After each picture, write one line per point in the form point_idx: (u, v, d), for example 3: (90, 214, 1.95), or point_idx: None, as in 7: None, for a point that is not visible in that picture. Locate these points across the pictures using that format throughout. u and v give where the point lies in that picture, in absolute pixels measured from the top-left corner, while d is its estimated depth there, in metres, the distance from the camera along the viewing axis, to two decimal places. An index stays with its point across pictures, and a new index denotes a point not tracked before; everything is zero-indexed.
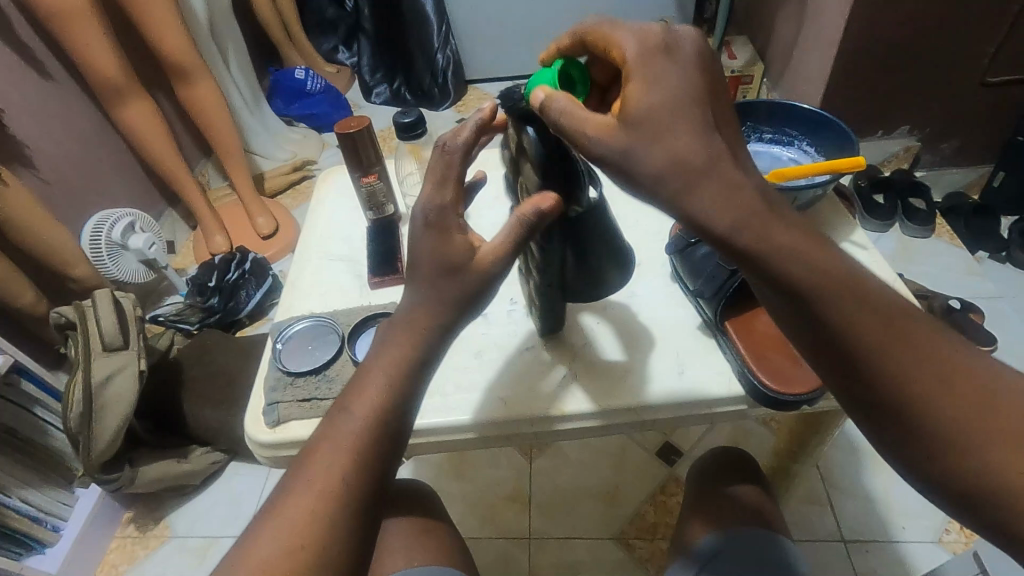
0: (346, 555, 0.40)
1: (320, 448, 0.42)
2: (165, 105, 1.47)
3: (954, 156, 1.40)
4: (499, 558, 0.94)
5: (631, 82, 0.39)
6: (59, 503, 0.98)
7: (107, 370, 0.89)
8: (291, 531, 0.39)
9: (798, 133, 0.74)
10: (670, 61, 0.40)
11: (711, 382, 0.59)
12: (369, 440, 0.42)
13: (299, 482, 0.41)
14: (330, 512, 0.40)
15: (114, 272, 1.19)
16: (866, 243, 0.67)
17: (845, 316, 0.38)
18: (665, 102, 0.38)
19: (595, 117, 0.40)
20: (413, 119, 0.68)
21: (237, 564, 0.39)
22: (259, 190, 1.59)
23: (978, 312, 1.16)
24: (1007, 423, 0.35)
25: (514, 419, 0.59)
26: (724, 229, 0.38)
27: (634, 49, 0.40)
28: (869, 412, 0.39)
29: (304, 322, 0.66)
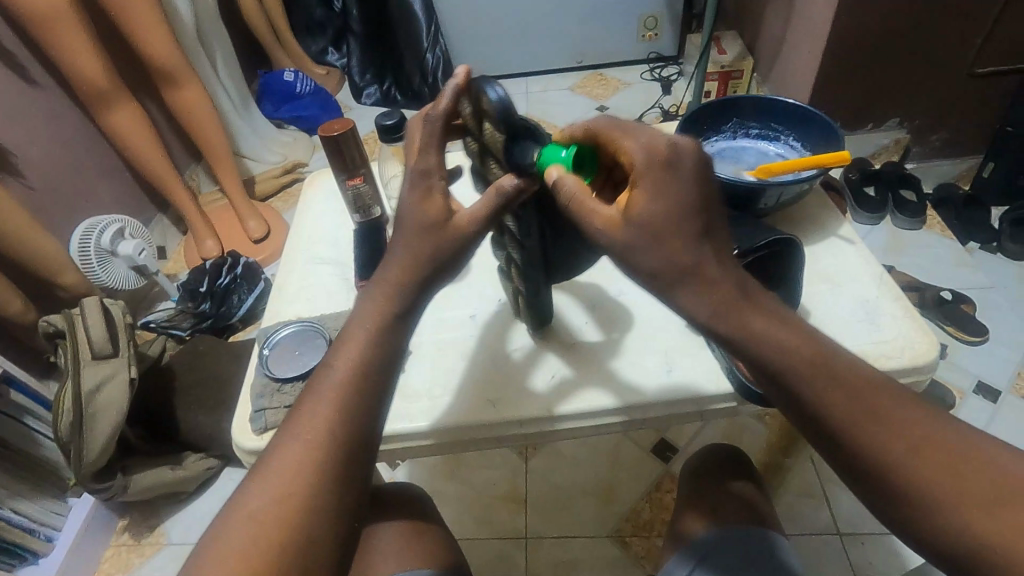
0: (328, 503, 0.39)
1: (307, 404, 0.41)
2: (154, 110, 1.47)
3: (943, 148, 1.41)
4: (496, 559, 0.94)
5: (636, 188, 0.39)
6: (52, 513, 0.97)
7: (97, 378, 0.88)
8: (278, 489, 0.38)
9: (785, 128, 0.74)
10: (674, 174, 0.39)
11: (692, 377, 0.59)
12: (351, 392, 0.41)
13: (287, 434, 0.40)
14: (319, 466, 0.39)
15: (104, 279, 1.18)
16: (855, 237, 0.66)
17: (819, 397, 0.39)
18: (656, 207, 0.39)
19: (601, 213, 0.41)
20: (395, 122, 0.67)
21: (226, 519, 0.38)
22: (249, 194, 1.59)
23: (970, 303, 1.17)
24: (978, 491, 0.36)
25: (500, 423, 0.59)
26: (705, 318, 0.41)
27: (642, 153, 0.39)
28: (857, 483, 0.39)
29: (291, 327, 0.65)
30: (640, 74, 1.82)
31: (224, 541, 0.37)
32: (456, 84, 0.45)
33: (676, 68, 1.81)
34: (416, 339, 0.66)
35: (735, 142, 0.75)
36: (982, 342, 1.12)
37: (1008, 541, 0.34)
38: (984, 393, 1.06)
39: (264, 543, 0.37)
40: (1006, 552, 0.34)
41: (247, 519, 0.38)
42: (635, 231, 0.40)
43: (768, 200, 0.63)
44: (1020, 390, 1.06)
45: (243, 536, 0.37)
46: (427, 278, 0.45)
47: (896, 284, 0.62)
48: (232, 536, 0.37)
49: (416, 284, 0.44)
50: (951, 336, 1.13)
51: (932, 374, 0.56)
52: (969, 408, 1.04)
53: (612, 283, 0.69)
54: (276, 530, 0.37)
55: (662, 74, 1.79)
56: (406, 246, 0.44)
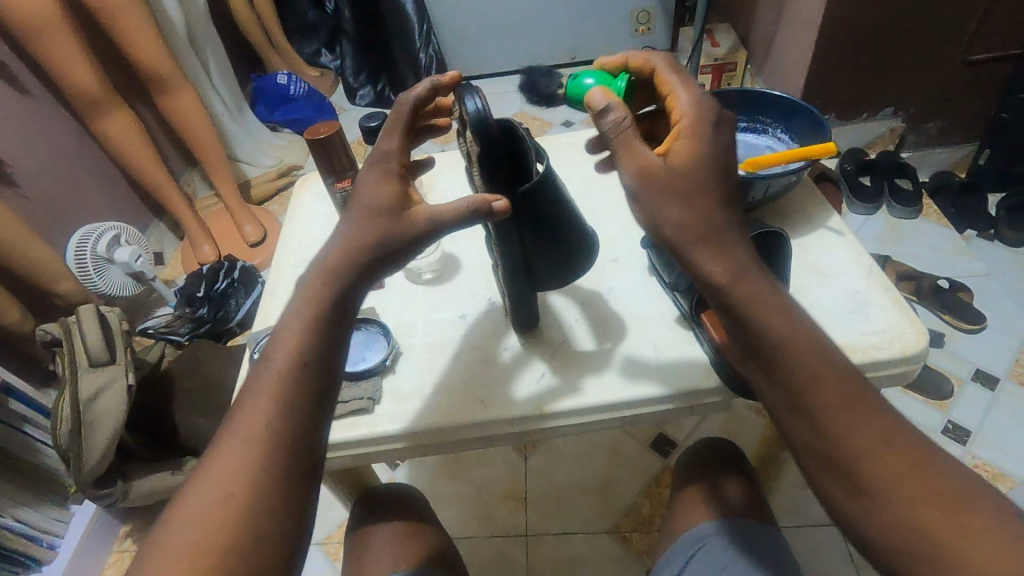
0: (266, 506, 0.37)
1: (248, 400, 0.40)
2: (148, 117, 1.47)
3: (938, 135, 1.41)
4: (497, 557, 0.94)
5: (681, 131, 0.44)
6: (54, 520, 0.98)
7: (95, 386, 0.88)
8: (219, 494, 0.37)
9: (772, 121, 0.74)
10: (713, 131, 0.44)
11: (671, 374, 0.59)
12: (290, 385, 0.40)
13: (227, 434, 0.39)
14: (264, 468, 0.38)
15: (102, 287, 1.18)
16: (845, 229, 0.66)
17: (807, 378, 0.40)
18: (689, 154, 0.43)
19: (637, 149, 0.43)
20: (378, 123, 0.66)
21: (167, 521, 0.37)
22: (246, 198, 1.59)
23: (967, 291, 1.17)
24: (926, 479, 0.37)
25: (479, 422, 0.59)
26: (723, 280, 0.43)
27: (690, 111, 0.45)
28: (824, 472, 0.39)
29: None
30: None
31: (165, 546, 0.35)
32: (435, 83, 0.50)
33: None
34: (407, 341, 0.66)
35: None
36: (981, 330, 1.12)
37: (956, 538, 0.35)
38: (982, 381, 1.06)
39: (203, 545, 0.35)
40: (949, 547, 0.35)
41: (186, 526, 0.36)
42: (669, 169, 0.43)
43: (756, 193, 0.63)
44: (1018, 376, 1.06)
45: (186, 541, 0.35)
46: (375, 262, 0.44)
47: (885, 274, 0.62)
48: (172, 541, 0.36)
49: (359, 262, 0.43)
50: (949, 324, 1.13)
51: (922, 363, 0.56)
52: (967, 397, 1.04)
53: (600, 281, 0.69)
54: (217, 531, 0.36)
55: None
56: (353, 227, 0.44)
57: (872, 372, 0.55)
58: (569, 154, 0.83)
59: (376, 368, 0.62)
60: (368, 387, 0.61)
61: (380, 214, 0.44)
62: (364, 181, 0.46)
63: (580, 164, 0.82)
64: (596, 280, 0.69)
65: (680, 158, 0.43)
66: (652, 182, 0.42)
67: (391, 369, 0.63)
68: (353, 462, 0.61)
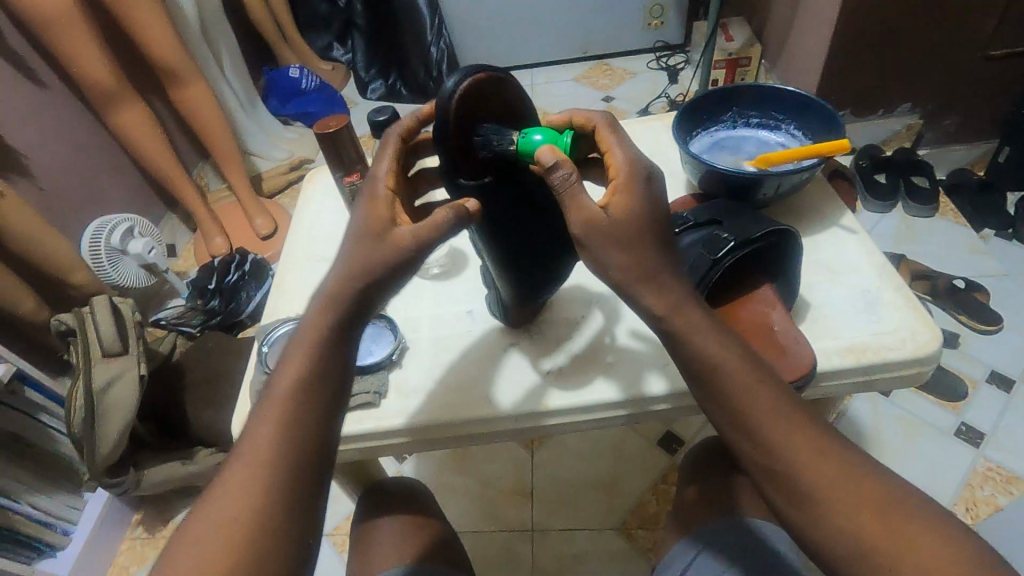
0: (277, 529, 0.37)
1: (253, 424, 0.40)
2: (161, 110, 1.48)
3: (956, 132, 1.38)
4: (502, 550, 0.94)
5: (620, 189, 0.42)
6: (68, 507, 0.99)
7: (107, 376, 0.89)
8: (224, 526, 0.37)
9: (786, 116, 0.73)
10: (647, 189, 0.43)
11: (630, 382, 0.59)
12: (297, 409, 0.40)
13: (235, 457, 0.39)
14: (267, 502, 0.37)
15: (114, 277, 1.19)
16: (857, 227, 0.65)
17: (741, 396, 0.41)
18: (629, 207, 0.42)
19: (582, 203, 0.42)
20: (386, 117, 0.64)
21: (178, 543, 0.37)
22: (257, 190, 1.60)
23: (983, 291, 1.15)
24: (861, 493, 0.38)
25: (477, 419, 0.59)
26: (659, 310, 0.42)
27: (625, 167, 0.43)
28: (767, 485, 0.40)
29: (289, 323, 0.65)
30: (645, 63, 1.81)
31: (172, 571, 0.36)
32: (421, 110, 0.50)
33: (682, 57, 1.79)
34: (413, 336, 0.66)
35: (734, 132, 0.74)
36: (997, 330, 1.10)
37: (886, 542, 0.36)
38: (997, 382, 1.04)
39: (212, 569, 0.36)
40: (883, 554, 0.36)
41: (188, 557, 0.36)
42: (610, 229, 0.42)
43: (767, 190, 0.62)
44: None
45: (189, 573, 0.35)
46: (380, 283, 0.42)
47: (898, 273, 0.61)
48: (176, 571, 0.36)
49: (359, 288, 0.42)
50: (963, 324, 1.11)
51: (934, 365, 0.55)
52: (981, 399, 1.02)
53: None
54: (225, 555, 0.36)
55: (669, 63, 1.78)
56: (354, 248, 0.43)
57: (883, 373, 0.55)
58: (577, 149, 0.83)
59: (382, 363, 0.62)
60: (375, 381, 0.61)
61: (373, 236, 0.42)
62: (356, 210, 0.45)
63: None
64: (596, 278, 0.68)
65: (621, 213, 0.42)
66: (596, 235, 0.42)
67: (398, 363, 0.64)
68: (360, 455, 0.61)
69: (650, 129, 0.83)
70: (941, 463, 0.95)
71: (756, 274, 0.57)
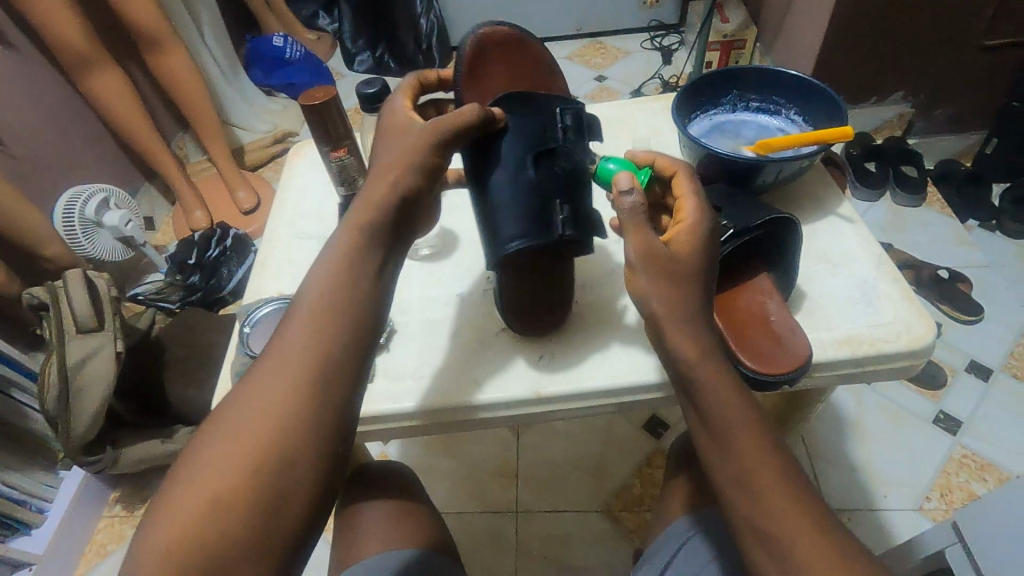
0: (301, 449, 0.38)
1: (284, 341, 0.40)
2: (140, 78, 1.42)
3: (946, 122, 1.38)
4: (487, 530, 0.95)
5: (682, 234, 0.47)
6: (43, 485, 0.97)
7: (82, 352, 0.86)
8: (244, 432, 0.37)
9: (787, 101, 0.72)
10: (706, 243, 0.48)
11: (620, 371, 0.58)
12: (328, 331, 0.40)
13: (265, 367, 0.40)
14: (291, 417, 0.38)
15: (88, 250, 1.16)
16: (854, 217, 0.64)
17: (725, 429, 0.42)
18: (687, 248, 0.47)
19: (644, 234, 0.46)
20: (377, 90, 0.60)
21: (202, 442, 0.38)
22: (239, 164, 1.55)
23: (966, 282, 1.16)
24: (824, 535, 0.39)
25: (446, 409, 0.58)
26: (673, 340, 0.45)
27: (692, 217, 0.48)
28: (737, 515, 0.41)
29: (271, 304, 0.61)
30: (639, 43, 1.78)
31: (195, 468, 0.37)
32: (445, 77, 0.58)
33: (677, 38, 1.77)
34: (402, 318, 0.65)
35: (734, 116, 0.73)
36: (976, 320, 1.11)
37: None
38: (976, 372, 1.06)
39: (231, 474, 0.36)
40: None
41: (215, 453, 0.37)
42: (652, 268, 0.46)
43: (766, 176, 0.61)
44: (1012, 368, 1.06)
45: (213, 469, 0.36)
46: (396, 223, 0.45)
47: (894, 265, 0.60)
48: (200, 465, 0.37)
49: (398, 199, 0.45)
50: (945, 314, 1.13)
51: (927, 357, 0.55)
52: (960, 387, 1.04)
53: (606, 261, 0.67)
54: (247, 460, 0.36)
55: (663, 44, 1.75)
56: (378, 178, 0.46)
57: (877, 365, 0.54)
58: None
59: None
60: None
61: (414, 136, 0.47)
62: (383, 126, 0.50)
63: None
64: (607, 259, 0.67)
65: (679, 251, 0.47)
66: (649, 265, 0.46)
67: (386, 347, 0.62)
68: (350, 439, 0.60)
69: (646, 111, 0.82)
70: (920, 451, 0.97)
71: (754, 259, 0.56)
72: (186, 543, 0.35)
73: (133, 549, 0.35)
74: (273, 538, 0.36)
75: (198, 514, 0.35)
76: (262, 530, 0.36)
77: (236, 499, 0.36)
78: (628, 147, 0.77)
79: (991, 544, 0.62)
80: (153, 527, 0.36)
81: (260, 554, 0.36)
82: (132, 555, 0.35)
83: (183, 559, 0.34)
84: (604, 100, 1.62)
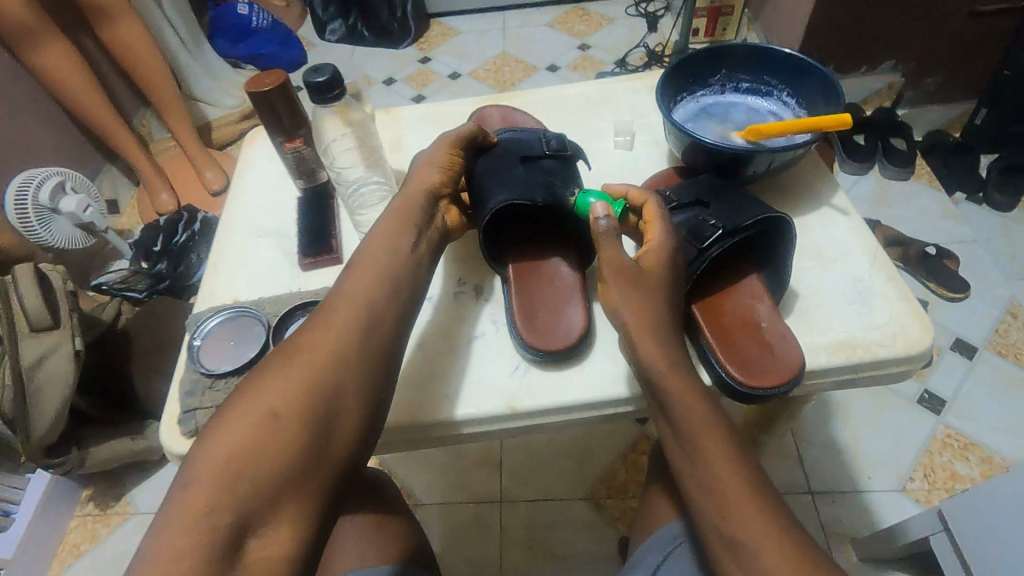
0: (346, 404, 0.44)
1: (334, 313, 0.48)
2: (93, 51, 1.33)
3: (936, 92, 1.35)
4: (471, 521, 0.93)
5: (649, 253, 0.50)
6: (8, 487, 0.94)
7: (38, 351, 0.82)
8: (297, 380, 0.43)
9: (778, 82, 0.68)
10: (672, 259, 0.50)
11: (600, 382, 0.54)
12: (374, 310, 0.49)
13: (314, 332, 0.47)
14: (340, 374, 0.45)
15: (47, 238, 1.08)
16: (849, 208, 0.62)
17: (697, 436, 0.44)
18: (656, 263, 0.50)
19: (613, 252, 0.50)
20: (327, 78, 0.53)
21: (253, 388, 0.43)
22: (206, 142, 1.47)
23: (954, 258, 1.15)
24: (792, 542, 0.39)
25: (413, 424, 0.54)
26: (646, 351, 0.48)
27: (659, 237, 0.50)
28: (708, 518, 0.42)
29: (223, 314, 0.57)
30: (624, 9, 1.71)
31: (250, 404, 0.42)
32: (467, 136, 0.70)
33: (663, 3, 1.69)
34: None
35: (723, 98, 0.69)
36: (962, 297, 1.11)
37: None
38: (961, 350, 1.05)
39: (284, 412, 0.42)
40: None
41: (271, 391, 0.43)
42: (625, 282, 0.49)
43: (758, 166, 0.57)
44: (997, 346, 1.06)
45: (268, 406, 0.42)
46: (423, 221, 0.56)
47: (890, 260, 0.58)
48: (255, 399, 0.42)
49: (427, 193, 0.57)
50: (931, 291, 1.12)
51: (925, 360, 0.53)
52: (944, 366, 1.04)
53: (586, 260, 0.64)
54: (299, 401, 0.42)
55: (648, 9, 1.68)
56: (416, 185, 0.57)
57: (873, 370, 0.52)
58: (549, 116, 0.75)
59: None
60: None
61: (434, 145, 0.60)
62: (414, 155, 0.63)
63: (556, 121, 0.74)
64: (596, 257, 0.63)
65: (649, 265, 0.50)
66: (619, 279, 0.49)
67: None
68: None
69: (629, 89, 0.77)
70: (905, 433, 0.97)
71: (744, 264, 0.55)
72: (242, 458, 0.39)
73: (186, 463, 0.40)
74: (316, 472, 0.41)
75: (261, 430, 0.40)
76: (307, 463, 0.41)
77: (287, 434, 0.41)
78: (610, 129, 0.73)
79: (976, 535, 0.62)
80: (206, 447, 0.40)
81: (304, 484, 0.41)
82: (181, 470, 0.39)
83: (238, 475, 0.39)
84: (588, 70, 1.56)
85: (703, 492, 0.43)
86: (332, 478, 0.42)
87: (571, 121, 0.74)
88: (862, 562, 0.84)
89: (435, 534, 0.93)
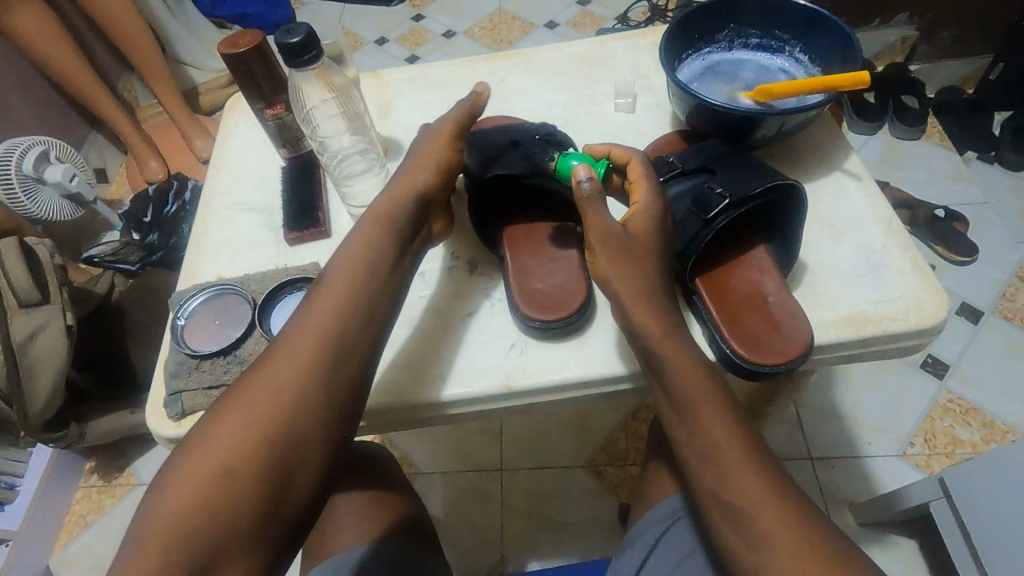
0: (303, 450, 0.42)
1: (292, 348, 0.44)
2: (71, 14, 1.28)
3: (951, 46, 1.29)
4: (472, 490, 0.94)
5: (637, 217, 0.48)
6: (11, 461, 0.93)
7: (29, 327, 0.80)
8: (250, 427, 0.41)
9: (791, 36, 0.63)
10: (660, 224, 0.49)
11: (598, 361, 0.53)
12: (335, 341, 0.45)
13: (269, 371, 0.44)
14: (296, 419, 0.42)
15: (36, 210, 1.06)
16: (863, 173, 0.59)
17: (693, 405, 0.43)
18: (643, 227, 0.48)
19: (601, 219, 0.48)
20: (303, 38, 0.50)
21: (206, 435, 0.41)
22: (193, 107, 1.42)
23: (963, 221, 1.12)
24: (788, 511, 0.39)
25: (405, 405, 0.53)
26: (641, 320, 0.46)
27: (646, 197, 0.49)
28: (703, 487, 0.41)
29: (206, 293, 0.56)
30: None
31: (201, 457, 0.40)
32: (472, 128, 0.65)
33: None
34: None
35: (730, 56, 0.65)
36: (970, 261, 1.08)
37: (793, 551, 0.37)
38: (967, 315, 1.04)
39: (236, 465, 0.40)
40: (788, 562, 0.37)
41: (224, 436, 0.41)
42: (613, 251, 0.47)
43: (767, 129, 0.54)
44: (1004, 310, 1.04)
45: (219, 459, 0.40)
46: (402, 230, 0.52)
47: (906, 230, 0.55)
48: (205, 452, 0.40)
49: (419, 195, 0.54)
50: (939, 255, 1.09)
51: (937, 335, 0.51)
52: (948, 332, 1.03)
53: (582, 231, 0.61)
54: (252, 452, 0.40)
55: None
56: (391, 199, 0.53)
57: (883, 345, 0.50)
58: (546, 78, 0.71)
59: None
60: None
61: (430, 145, 0.57)
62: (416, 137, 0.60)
63: (553, 84, 0.71)
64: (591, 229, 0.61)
65: (635, 231, 0.48)
66: (606, 246, 0.48)
67: None
68: None
69: (629, 48, 0.73)
70: (907, 399, 0.96)
71: (750, 235, 0.53)
72: (194, 517, 0.38)
73: (140, 516, 0.39)
74: (275, 516, 0.40)
75: (212, 485, 0.39)
76: (261, 516, 0.39)
77: (239, 488, 0.39)
78: (611, 91, 0.69)
79: (984, 504, 0.62)
80: (158, 501, 0.39)
81: (259, 535, 0.39)
82: (137, 523, 0.39)
83: (188, 535, 0.38)
84: (587, 27, 1.49)
85: (705, 467, 0.41)
86: (292, 523, 0.41)
87: (569, 82, 0.71)
88: (860, 525, 0.85)
89: (437, 502, 0.93)
